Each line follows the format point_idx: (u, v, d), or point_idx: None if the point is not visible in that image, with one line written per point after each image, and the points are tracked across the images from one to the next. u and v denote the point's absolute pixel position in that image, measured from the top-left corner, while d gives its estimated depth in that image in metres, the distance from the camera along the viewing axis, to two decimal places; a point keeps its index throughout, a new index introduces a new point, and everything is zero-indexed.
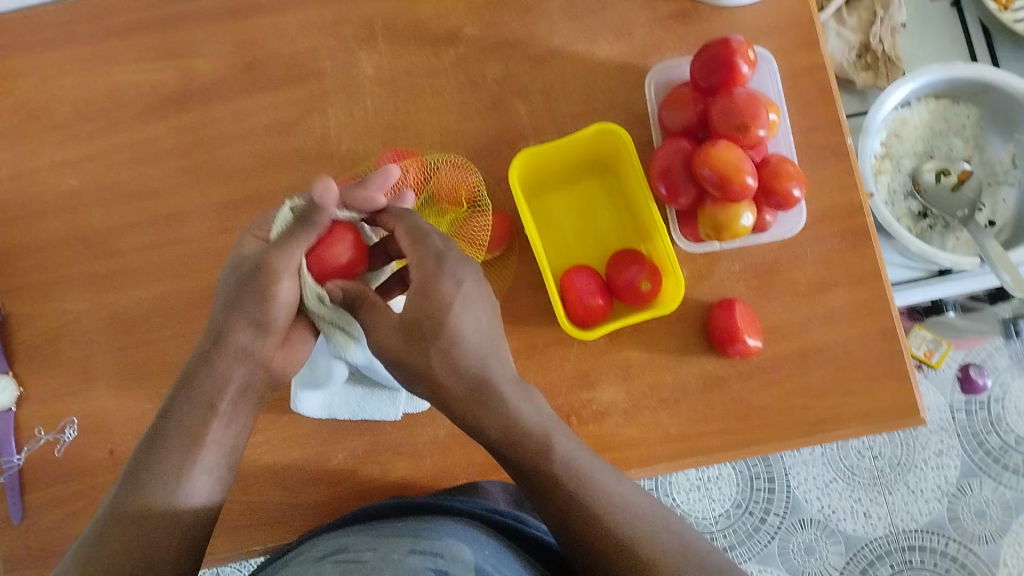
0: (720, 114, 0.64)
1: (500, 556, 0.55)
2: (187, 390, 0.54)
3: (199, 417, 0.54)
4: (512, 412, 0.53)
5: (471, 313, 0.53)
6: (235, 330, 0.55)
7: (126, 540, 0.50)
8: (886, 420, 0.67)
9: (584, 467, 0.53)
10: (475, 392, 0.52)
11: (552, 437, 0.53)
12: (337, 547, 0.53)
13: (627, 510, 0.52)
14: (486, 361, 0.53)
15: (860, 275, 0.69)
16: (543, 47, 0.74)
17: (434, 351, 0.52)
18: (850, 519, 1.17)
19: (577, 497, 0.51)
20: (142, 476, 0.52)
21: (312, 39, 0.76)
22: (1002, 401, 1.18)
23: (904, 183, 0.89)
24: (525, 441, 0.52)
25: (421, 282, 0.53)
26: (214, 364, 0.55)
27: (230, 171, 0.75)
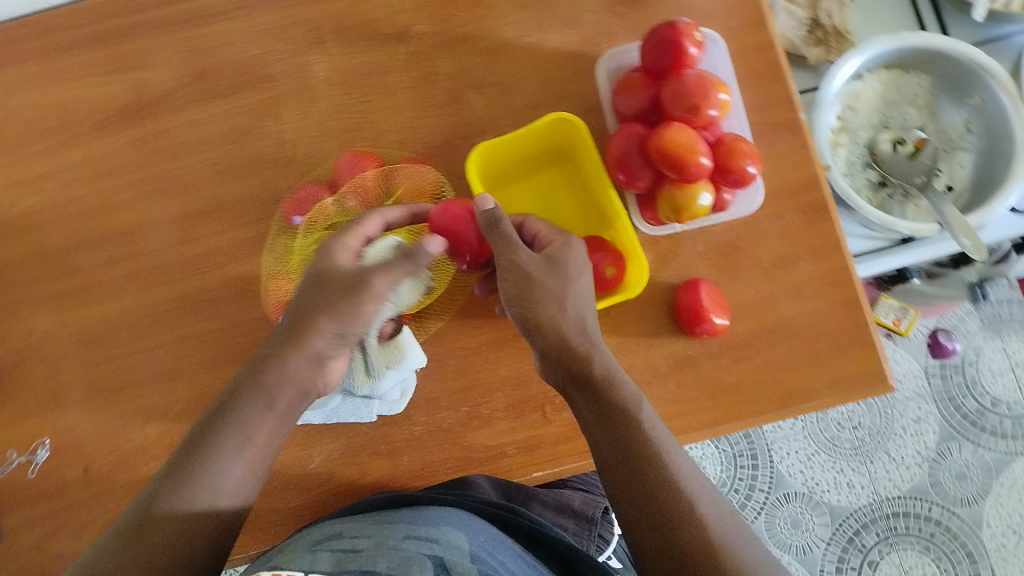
0: (671, 96, 0.64)
1: (497, 541, 0.56)
2: (234, 402, 0.57)
3: (244, 425, 0.56)
4: (612, 368, 0.57)
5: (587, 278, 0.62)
6: (290, 338, 0.59)
7: (169, 534, 0.51)
8: (855, 388, 0.68)
9: (663, 434, 0.55)
10: (585, 338, 0.58)
11: (643, 402, 0.56)
12: (330, 534, 0.56)
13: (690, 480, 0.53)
14: (592, 318, 0.60)
15: (821, 248, 0.70)
16: (494, 40, 0.74)
17: (569, 300, 0.59)
18: (834, 491, 1.18)
19: (647, 453, 0.53)
20: (189, 474, 0.53)
21: (263, 45, 0.75)
22: (977, 364, 1.20)
23: (861, 154, 0.89)
24: (618, 394, 0.56)
25: (561, 248, 0.62)
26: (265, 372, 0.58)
27: (189, 181, 0.74)
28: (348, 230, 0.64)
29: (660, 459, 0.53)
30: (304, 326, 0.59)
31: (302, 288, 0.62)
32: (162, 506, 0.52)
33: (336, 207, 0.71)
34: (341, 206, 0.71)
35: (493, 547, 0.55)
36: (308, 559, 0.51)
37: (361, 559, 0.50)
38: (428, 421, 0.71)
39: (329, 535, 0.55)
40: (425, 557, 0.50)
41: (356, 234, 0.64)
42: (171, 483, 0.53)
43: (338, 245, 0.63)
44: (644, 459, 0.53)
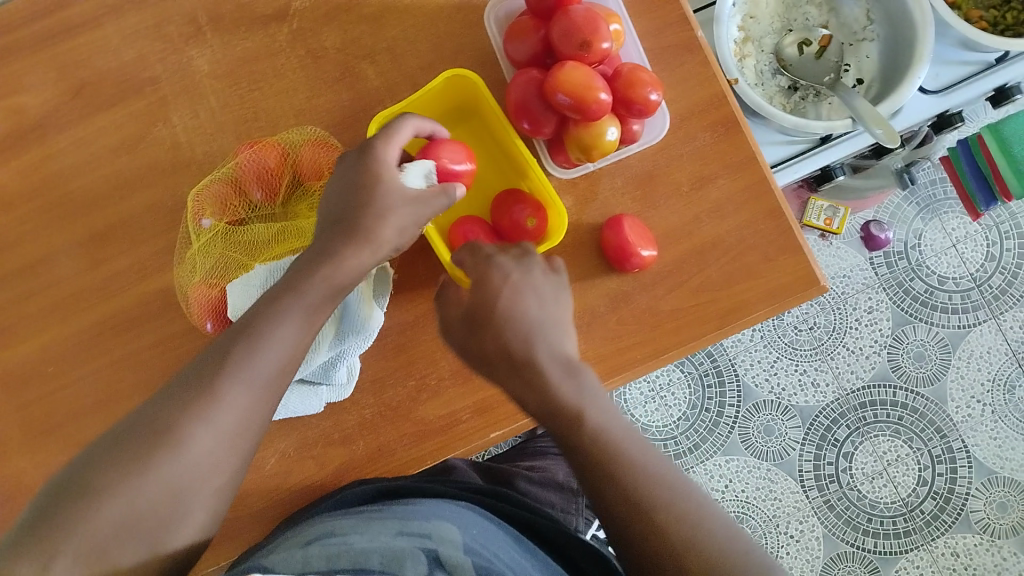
0: (560, 36, 0.62)
1: (490, 531, 0.57)
2: (182, 400, 0.52)
3: (207, 443, 0.51)
4: (557, 393, 0.54)
5: (551, 294, 0.58)
6: (268, 318, 0.54)
7: (96, 559, 0.48)
8: (791, 295, 0.69)
9: (614, 435, 0.53)
10: (564, 366, 0.55)
11: (587, 411, 0.53)
12: (322, 533, 0.54)
13: (654, 477, 0.51)
14: (546, 338, 0.56)
15: (737, 163, 0.69)
16: (377, 4, 0.71)
17: (539, 339, 0.55)
18: (801, 393, 1.20)
19: (617, 474, 0.51)
20: (126, 490, 0.49)
21: (139, 48, 0.72)
22: (919, 247, 1.21)
23: (769, 62, 0.88)
24: (561, 419, 0.53)
25: (507, 270, 0.57)
26: (227, 375, 0.52)
27: (88, 201, 0.71)
28: (386, 133, 0.60)
29: (627, 478, 0.51)
30: (366, 236, 0.57)
31: (347, 194, 0.58)
32: (82, 500, 0.49)
33: (246, 207, 0.70)
34: (251, 205, 0.70)
35: (486, 539, 0.56)
36: (299, 561, 0.50)
37: (351, 556, 0.50)
38: (377, 402, 0.70)
39: (319, 534, 0.54)
40: (418, 552, 0.50)
41: (386, 151, 0.59)
42: (87, 479, 0.49)
43: (380, 152, 0.59)
44: (613, 476, 0.51)
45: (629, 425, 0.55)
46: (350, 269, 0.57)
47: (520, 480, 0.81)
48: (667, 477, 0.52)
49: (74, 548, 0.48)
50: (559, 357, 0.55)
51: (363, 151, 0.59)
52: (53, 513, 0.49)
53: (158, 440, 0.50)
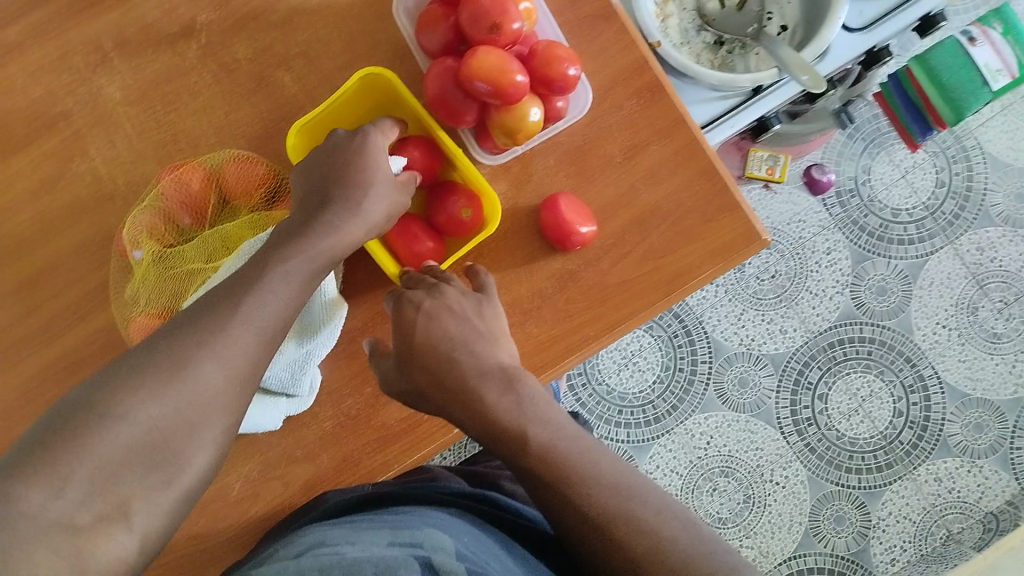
0: (470, 20, 0.61)
1: (477, 538, 0.57)
2: (196, 329, 0.50)
3: (210, 378, 0.49)
4: (502, 418, 0.57)
5: (473, 310, 0.62)
6: (268, 269, 0.54)
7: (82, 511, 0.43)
8: (735, 253, 0.68)
9: (562, 451, 0.55)
10: (503, 382, 0.58)
11: (529, 430, 0.56)
12: (314, 542, 0.53)
13: (604, 487, 0.53)
14: (486, 351, 0.60)
15: (666, 127, 0.69)
16: (284, 9, 0.70)
17: (468, 355, 0.60)
18: (770, 341, 1.20)
19: (568, 491, 0.53)
20: (126, 415, 0.46)
21: (47, 83, 0.70)
22: (869, 183, 1.22)
23: (693, 19, 0.88)
24: (507, 441, 0.57)
25: (429, 299, 0.62)
26: (230, 317, 0.51)
27: (15, 247, 0.69)
28: (376, 125, 0.64)
29: (578, 493, 0.53)
30: (356, 209, 0.60)
31: (338, 168, 0.61)
32: (92, 421, 0.45)
33: (178, 233, 0.69)
34: (182, 231, 0.69)
35: (478, 545, 0.56)
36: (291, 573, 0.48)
37: (345, 567, 0.48)
38: (337, 412, 0.70)
39: (309, 545, 0.53)
40: (413, 560, 0.49)
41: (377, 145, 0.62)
42: (93, 401, 0.46)
43: (367, 138, 0.62)
44: (567, 492, 0.53)
45: (572, 432, 0.57)
46: (348, 239, 0.59)
47: (508, 478, 0.77)
48: (617, 485, 0.54)
49: (84, 478, 0.43)
50: (491, 373, 0.59)
51: (357, 131, 0.62)
52: (141, 392, 0.46)
53: (166, 373, 0.48)
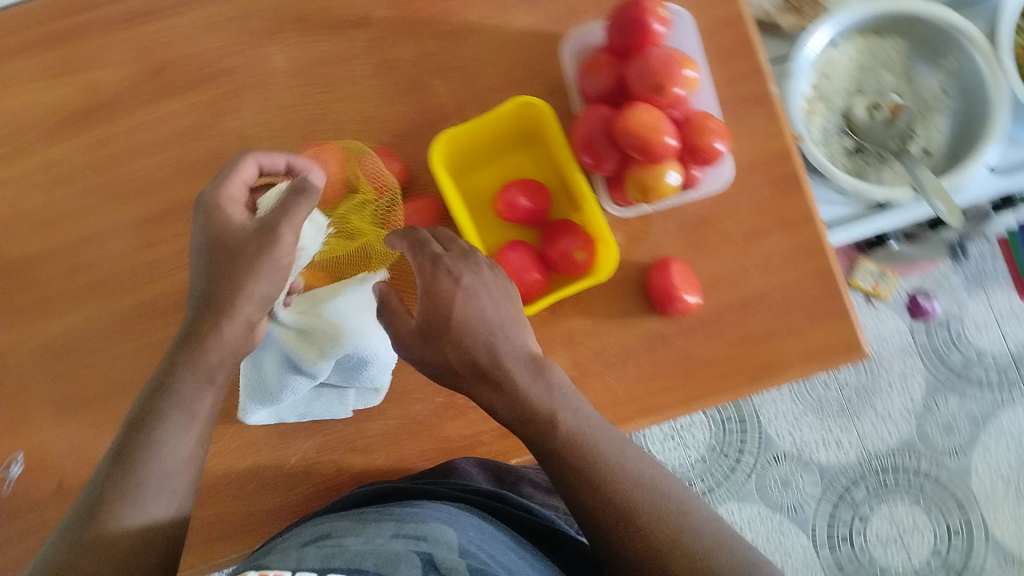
0: (637, 77, 0.63)
1: (484, 535, 0.57)
2: (156, 415, 0.54)
3: (169, 444, 0.54)
4: (524, 399, 0.54)
5: (506, 293, 0.58)
6: (208, 321, 0.57)
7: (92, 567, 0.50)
8: (831, 358, 0.68)
9: (589, 440, 0.54)
10: (531, 368, 0.56)
11: (558, 412, 0.54)
12: (320, 535, 0.54)
13: (627, 481, 0.52)
14: (509, 336, 0.56)
15: (792, 220, 0.69)
16: (456, 22, 0.72)
17: (505, 345, 0.56)
18: (823, 450, 1.18)
19: (598, 476, 0.52)
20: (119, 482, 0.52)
21: (219, 38, 0.73)
22: (961, 318, 1.19)
23: (836, 123, 0.88)
24: (535, 424, 0.54)
25: (465, 268, 0.58)
26: (173, 387, 0.55)
27: (149, 182, 0.72)
28: (225, 177, 0.62)
29: (610, 482, 0.52)
30: (225, 307, 0.57)
31: (204, 227, 0.60)
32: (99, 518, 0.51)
33: None
34: None
35: (481, 541, 0.56)
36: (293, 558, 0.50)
37: (346, 556, 0.49)
38: (405, 415, 0.69)
39: (317, 536, 0.54)
40: (414, 555, 0.50)
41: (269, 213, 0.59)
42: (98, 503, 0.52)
43: (219, 194, 0.61)
44: (596, 483, 0.52)
45: (598, 421, 0.55)
46: (241, 319, 0.57)
47: (528, 482, 0.74)
48: (647, 479, 0.53)
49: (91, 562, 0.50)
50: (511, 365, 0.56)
51: (212, 191, 0.61)
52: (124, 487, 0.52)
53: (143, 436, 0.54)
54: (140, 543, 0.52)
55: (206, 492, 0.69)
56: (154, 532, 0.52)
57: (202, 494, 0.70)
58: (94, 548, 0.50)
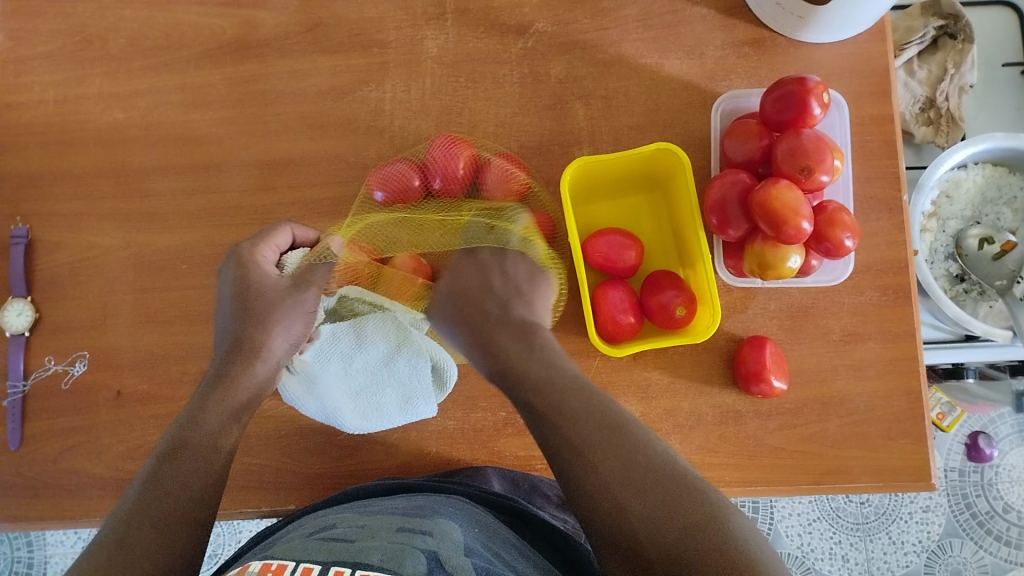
0: (786, 153, 0.63)
1: (491, 537, 0.52)
2: (218, 388, 0.58)
3: (221, 408, 0.57)
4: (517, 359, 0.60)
5: (524, 276, 0.68)
6: (241, 359, 0.60)
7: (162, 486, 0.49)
8: (898, 480, 0.67)
9: (561, 389, 0.54)
10: (522, 333, 0.63)
11: (542, 370, 0.57)
12: (323, 526, 0.51)
13: (592, 414, 0.52)
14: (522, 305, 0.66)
15: (893, 332, 0.68)
16: (612, 53, 0.72)
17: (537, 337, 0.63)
18: (828, 561, 1.10)
19: (568, 417, 0.52)
20: (194, 418, 0.56)
21: (381, 10, 0.74)
22: (997, 467, 1.11)
23: (947, 244, 0.90)
24: (524, 377, 0.57)
25: (478, 257, 0.70)
26: (233, 372, 0.60)
27: (277, 130, 0.73)
28: (260, 240, 0.66)
29: (574, 424, 0.51)
30: (258, 347, 0.61)
31: (233, 281, 0.64)
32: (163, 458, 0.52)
33: (423, 193, 0.70)
34: (428, 193, 0.70)
35: (489, 541, 0.51)
36: (300, 549, 0.46)
37: (352, 551, 0.45)
38: (463, 419, 0.69)
39: (320, 527, 0.51)
40: (419, 551, 0.45)
41: (235, 279, 0.64)
42: (162, 453, 0.52)
43: (254, 255, 0.65)
44: (563, 419, 0.52)
45: (575, 376, 0.57)
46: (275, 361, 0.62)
47: (548, 502, 0.65)
48: (608, 417, 0.51)
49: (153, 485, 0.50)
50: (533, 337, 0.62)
51: (240, 254, 0.65)
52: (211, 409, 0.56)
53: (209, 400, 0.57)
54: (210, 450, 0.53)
55: (252, 440, 0.70)
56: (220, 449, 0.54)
57: (248, 441, 0.70)
58: (179, 450, 0.52)
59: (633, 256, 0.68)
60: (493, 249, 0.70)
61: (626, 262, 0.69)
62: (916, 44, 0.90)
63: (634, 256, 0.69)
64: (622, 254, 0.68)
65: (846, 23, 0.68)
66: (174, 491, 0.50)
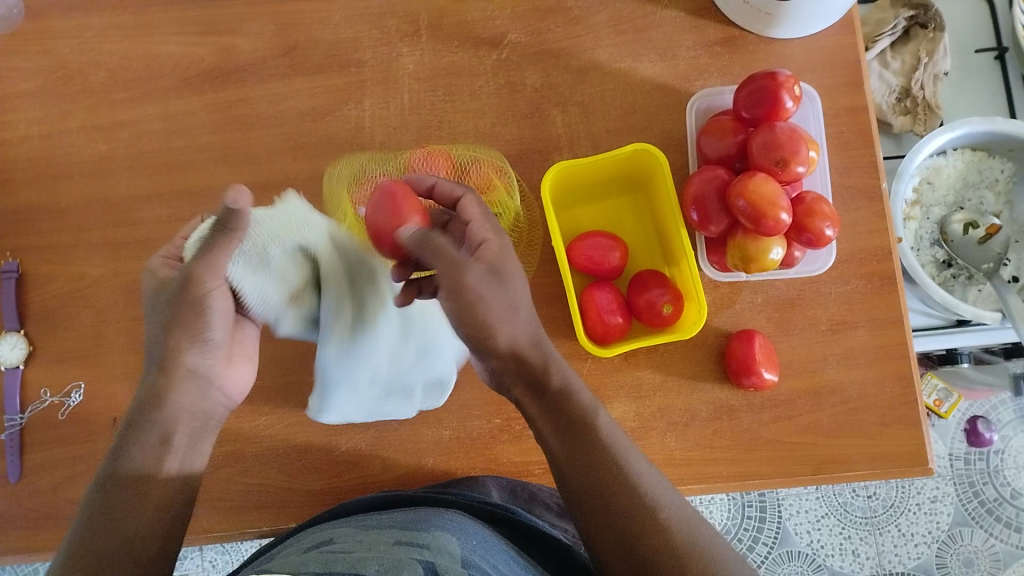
0: (761, 147, 0.63)
1: (489, 546, 0.52)
2: (149, 408, 0.55)
3: (160, 426, 0.55)
4: (567, 376, 0.57)
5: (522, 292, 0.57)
6: (163, 378, 0.55)
7: (100, 523, 0.51)
8: (895, 466, 0.67)
9: (623, 440, 0.55)
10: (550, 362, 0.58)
11: (598, 411, 0.56)
12: (322, 540, 0.51)
13: (653, 480, 0.54)
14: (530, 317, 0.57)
15: (881, 319, 0.68)
16: (586, 59, 0.73)
17: (525, 315, 0.56)
18: (838, 557, 1.10)
19: (615, 466, 0.53)
20: (129, 441, 0.54)
21: (357, 30, 0.75)
22: (1002, 453, 1.10)
23: (932, 231, 0.91)
24: (574, 402, 0.56)
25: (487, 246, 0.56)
26: (161, 391, 0.55)
27: (260, 152, 0.74)
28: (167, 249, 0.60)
29: (637, 479, 0.53)
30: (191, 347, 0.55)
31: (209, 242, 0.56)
32: (116, 488, 0.53)
33: None
34: None
35: (486, 550, 0.51)
36: (298, 565, 0.46)
37: (349, 563, 0.45)
38: (459, 428, 0.69)
39: (319, 542, 0.51)
40: (415, 562, 0.45)
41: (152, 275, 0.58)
42: (109, 479, 0.53)
43: (162, 264, 0.58)
44: (611, 473, 0.53)
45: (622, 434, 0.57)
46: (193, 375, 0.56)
47: (547, 512, 0.65)
48: (669, 490, 0.54)
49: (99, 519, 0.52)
50: (515, 292, 0.56)
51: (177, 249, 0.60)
52: (145, 441, 0.54)
53: (153, 421, 0.55)
54: (145, 481, 0.53)
55: (249, 460, 0.70)
56: (174, 482, 0.54)
57: (247, 463, 0.70)
58: (117, 487, 0.53)
59: (618, 258, 0.69)
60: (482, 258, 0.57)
61: (612, 260, 0.69)
62: (888, 36, 0.92)
63: (619, 257, 0.69)
64: (606, 256, 0.69)
65: (813, 17, 0.69)
66: (113, 519, 0.51)
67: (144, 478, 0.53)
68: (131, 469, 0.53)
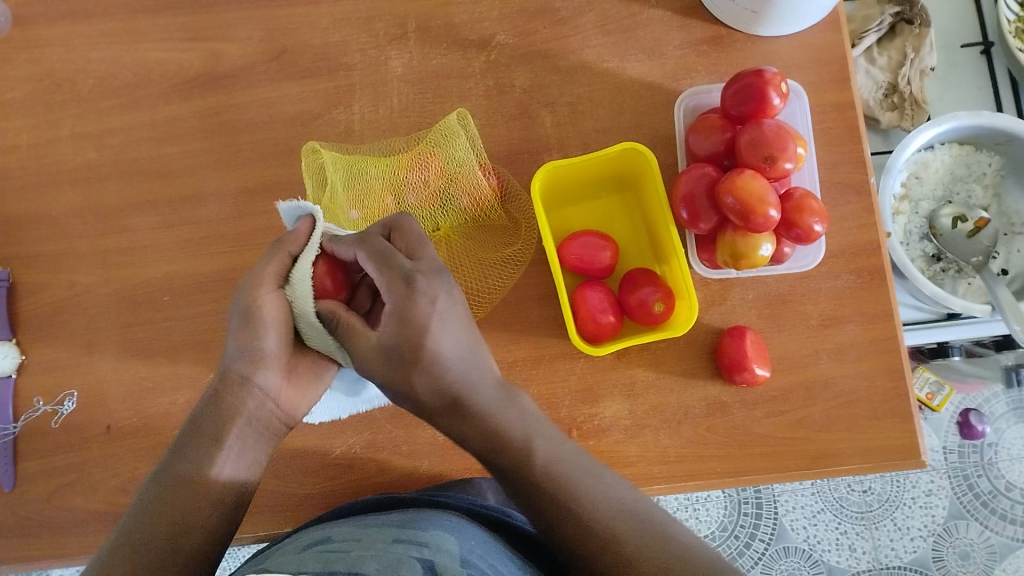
0: (749, 144, 0.64)
1: (489, 544, 0.52)
2: (198, 425, 0.55)
3: (203, 439, 0.54)
4: (495, 418, 0.54)
5: (454, 341, 0.53)
6: (223, 389, 0.55)
7: (136, 534, 0.50)
8: (887, 459, 0.67)
9: (566, 468, 0.53)
10: (502, 393, 0.55)
11: (533, 440, 0.54)
12: (321, 538, 0.51)
13: (608, 505, 0.50)
14: (471, 361, 0.54)
15: (872, 313, 0.69)
16: (574, 60, 0.74)
17: (420, 374, 0.52)
18: (834, 552, 1.10)
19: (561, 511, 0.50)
20: (179, 458, 0.54)
21: (344, 34, 0.75)
22: (996, 446, 1.11)
23: (921, 225, 0.92)
24: (509, 451, 0.53)
25: (407, 310, 0.52)
26: (228, 396, 0.55)
27: (250, 156, 0.74)
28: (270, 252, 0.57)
29: (592, 512, 0.50)
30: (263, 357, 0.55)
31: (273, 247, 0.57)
32: (163, 493, 0.52)
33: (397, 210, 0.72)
34: (401, 206, 0.72)
35: (487, 549, 0.51)
36: (296, 565, 0.47)
37: (349, 561, 0.46)
38: None
39: (317, 540, 0.51)
40: (414, 560, 0.45)
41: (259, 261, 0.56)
42: (159, 493, 0.52)
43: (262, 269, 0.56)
44: (560, 513, 0.50)
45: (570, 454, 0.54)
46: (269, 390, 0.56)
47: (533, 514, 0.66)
48: (625, 506, 0.50)
49: (131, 531, 0.50)
50: (402, 357, 0.52)
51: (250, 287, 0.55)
52: (193, 453, 0.54)
53: (202, 433, 0.55)
54: (190, 488, 0.52)
55: None
56: (220, 496, 0.53)
57: None
58: (154, 500, 0.52)
59: (608, 259, 0.69)
60: (396, 300, 0.52)
61: (602, 258, 0.69)
62: (873, 33, 0.92)
63: (609, 257, 0.69)
64: (597, 255, 0.69)
65: (797, 16, 0.69)
66: (148, 529, 0.50)
67: (186, 489, 0.52)
68: (173, 482, 0.52)
